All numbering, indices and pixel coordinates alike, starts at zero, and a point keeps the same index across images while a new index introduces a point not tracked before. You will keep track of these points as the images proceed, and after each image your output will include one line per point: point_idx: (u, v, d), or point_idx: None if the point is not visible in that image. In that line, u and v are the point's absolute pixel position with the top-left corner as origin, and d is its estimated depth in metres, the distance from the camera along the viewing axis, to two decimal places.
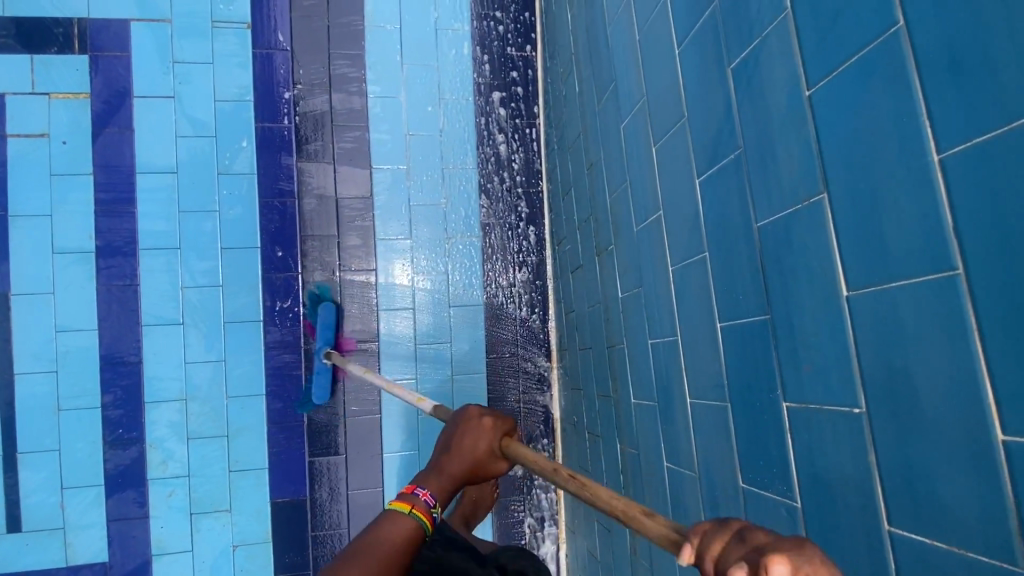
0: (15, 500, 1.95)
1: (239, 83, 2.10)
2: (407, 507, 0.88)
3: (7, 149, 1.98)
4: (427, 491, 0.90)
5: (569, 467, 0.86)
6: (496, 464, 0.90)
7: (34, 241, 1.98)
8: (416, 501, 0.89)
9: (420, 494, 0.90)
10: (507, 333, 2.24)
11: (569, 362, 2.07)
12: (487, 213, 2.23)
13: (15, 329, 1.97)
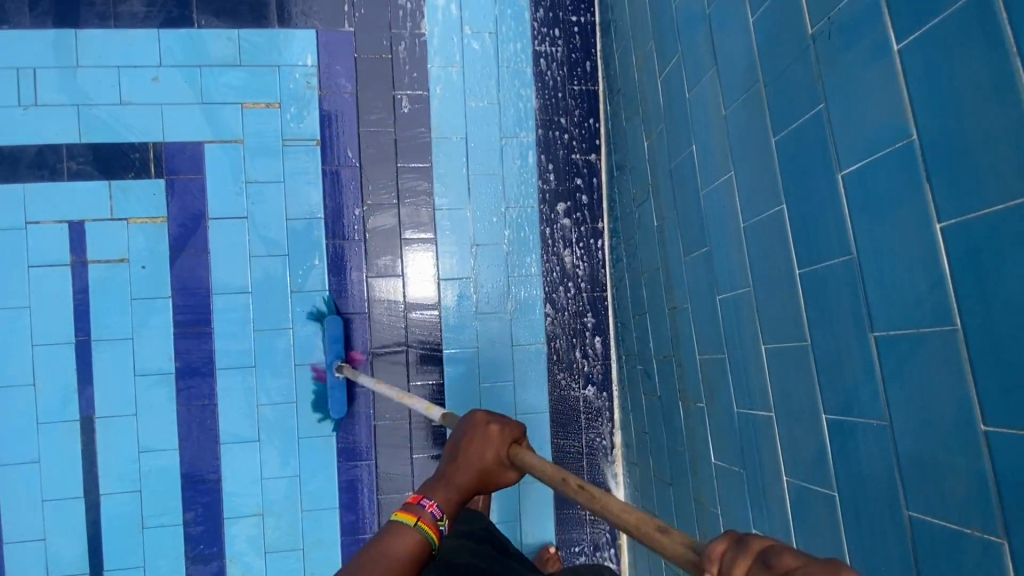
0: None
1: (308, 201, 2.12)
2: (413, 521, 0.86)
3: (88, 276, 2.01)
4: (433, 504, 0.88)
5: (509, 426, 0.94)
6: (470, 451, 0.91)
7: (116, 365, 2.03)
8: (421, 513, 0.87)
9: (426, 504, 0.88)
10: (574, 442, 2.24)
11: (641, 481, 2.06)
12: (552, 322, 2.23)
13: (100, 451, 2.03)
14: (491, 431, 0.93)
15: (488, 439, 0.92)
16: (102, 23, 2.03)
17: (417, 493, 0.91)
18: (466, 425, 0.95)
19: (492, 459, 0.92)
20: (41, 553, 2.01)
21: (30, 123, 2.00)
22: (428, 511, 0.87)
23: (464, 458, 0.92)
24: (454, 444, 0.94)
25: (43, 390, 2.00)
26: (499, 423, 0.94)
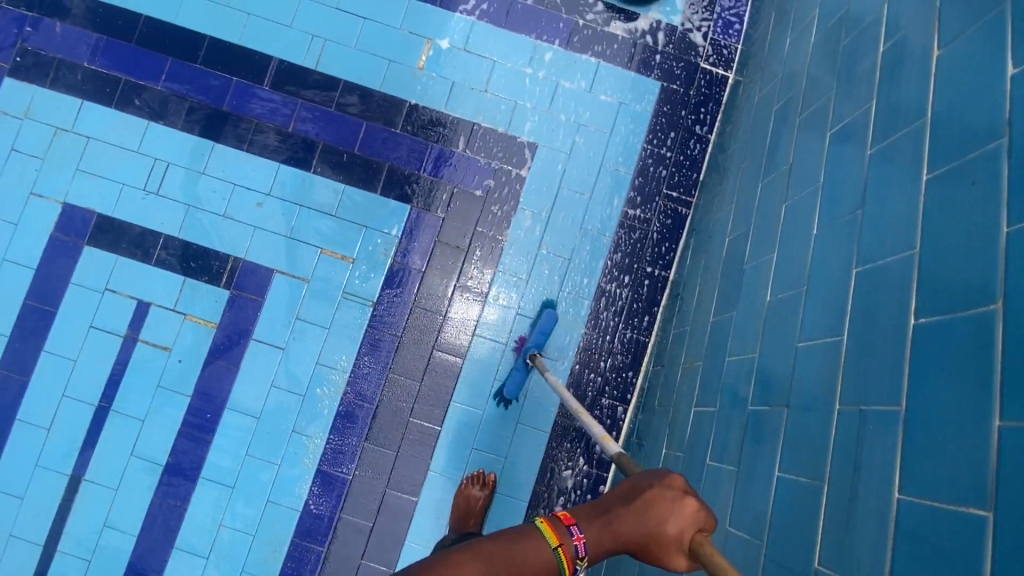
0: None
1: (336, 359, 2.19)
2: (554, 543, 0.93)
3: (132, 352, 2.20)
4: (581, 539, 0.93)
5: (704, 513, 0.91)
6: (653, 512, 0.92)
7: (120, 439, 2.19)
8: (566, 540, 0.93)
9: (573, 532, 0.94)
10: None
11: None
12: None
13: (73, 510, 2.16)
14: (685, 502, 0.92)
15: (673, 497, 0.93)
16: (237, 144, 2.29)
17: (570, 516, 0.97)
18: (661, 481, 0.95)
19: (673, 530, 0.90)
20: None
21: (145, 207, 2.26)
22: (573, 544, 0.93)
23: (644, 519, 0.92)
24: (637, 483, 0.97)
25: (53, 437, 2.19)
26: (696, 499, 0.93)
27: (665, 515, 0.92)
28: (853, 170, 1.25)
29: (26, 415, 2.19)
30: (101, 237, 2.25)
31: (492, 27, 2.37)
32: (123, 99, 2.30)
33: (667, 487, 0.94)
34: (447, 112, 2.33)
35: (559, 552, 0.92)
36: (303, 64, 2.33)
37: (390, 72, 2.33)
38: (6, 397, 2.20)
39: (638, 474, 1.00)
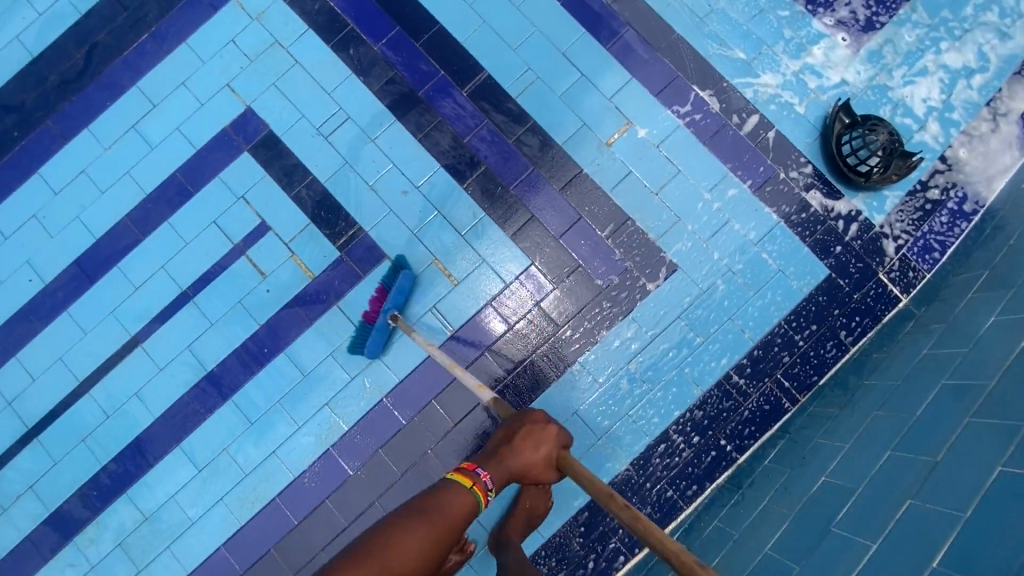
0: (4, 462, 2.32)
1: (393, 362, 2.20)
2: (469, 482, 1.53)
3: (234, 262, 2.34)
4: (485, 475, 1.56)
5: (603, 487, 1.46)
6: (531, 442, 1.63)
7: (186, 329, 2.33)
8: (475, 479, 1.54)
9: (478, 473, 1.56)
10: None
11: None
12: None
13: (119, 367, 2.33)
14: (547, 429, 1.65)
15: (547, 439, 1.63)
16: (414, 130, 2.38)
17: (474, 467, 1.59)
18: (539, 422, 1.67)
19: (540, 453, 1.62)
20: (25, 385, 2.36)
21: (311, 146, 2.39)
22: (480, 479, 1.55)
23: (524, 444, 1.63)
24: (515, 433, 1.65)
25: (136, 296, 2.36)
26: (564, 440, 1.65)
27: (534, 450, 1.62)
28: (1003, 541, 1.12)
29: (125, 266, 2.37)
30: (262, 151, 2.40)
31: (692, 137, 2.31)
32: (341, 43, 2.43)
33: (544, 432, 1.65)
34: (611, 195, 2.30)
35: (474, 488, 1.53)
36: (506, 88, 2.38)
37: (578, 134, 2.34)
38: (120, 243, 2.40)
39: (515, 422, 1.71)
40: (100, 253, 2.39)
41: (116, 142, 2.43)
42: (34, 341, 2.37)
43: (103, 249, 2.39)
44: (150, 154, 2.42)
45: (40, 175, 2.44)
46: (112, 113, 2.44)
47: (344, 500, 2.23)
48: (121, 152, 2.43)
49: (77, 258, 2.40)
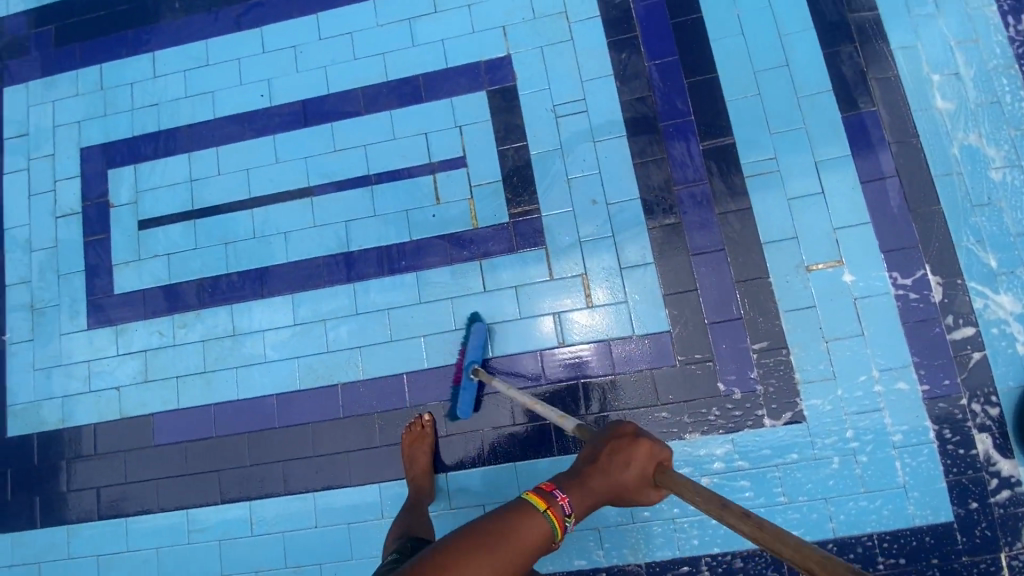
0: (161, 222, 2.63)
1: (470, 348, 2.27)
2: (544, 506, 1.14)
3: (422, 176, 2.50)
4: (564, 499, 1.16)
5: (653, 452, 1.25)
6: (616, 467, 1.23)
7: (353, 206, 2.52)
8: (552, 503, 1.14)
9: (556, 497, 1.15)
10: None
11: None
12: None
13: (286, 203, 2.56)
14: (639, 447, 1.24)
15: (641, 455, 1.23)
16: (635, 153, 2.38)
17: (550, 487, 1.18)
18: (613, 432, 1.27)
19: (636, 472, 1.22)
20: (209, 172, 2.64)
21: (540, 116, 2.47)
22: (560, 503, 1.14)
23: (612, 466, 1.23)
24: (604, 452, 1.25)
25: (331, 156, 2.57)
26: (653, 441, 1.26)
27: (624, 469, 1.22)
28: None
29: (337, 128, 2.59)
30: (498, 98, 2.52)
31: (894, 313, 2.15)
32: (619, 44, 2.47)
33: (632, 448, 1.24)
34: (781, 317, 2.19)
35: (549, 514, 1.13)
36: (741, 164, 2.32)
37: (784, 244, 2.25)
38: (343, 105, 2.61)
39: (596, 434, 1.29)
40: (324, 105, 2.62)
41: (388, 24, 2.62)
42: (236, 144, 2.64)
43: (328, 103, 2.62)
44: (409, 48, 2.60)
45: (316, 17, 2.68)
46: None
47: (392, 422, 2.38)
48: (386, 33, 2.62)
49: (306, 99, 2.64)
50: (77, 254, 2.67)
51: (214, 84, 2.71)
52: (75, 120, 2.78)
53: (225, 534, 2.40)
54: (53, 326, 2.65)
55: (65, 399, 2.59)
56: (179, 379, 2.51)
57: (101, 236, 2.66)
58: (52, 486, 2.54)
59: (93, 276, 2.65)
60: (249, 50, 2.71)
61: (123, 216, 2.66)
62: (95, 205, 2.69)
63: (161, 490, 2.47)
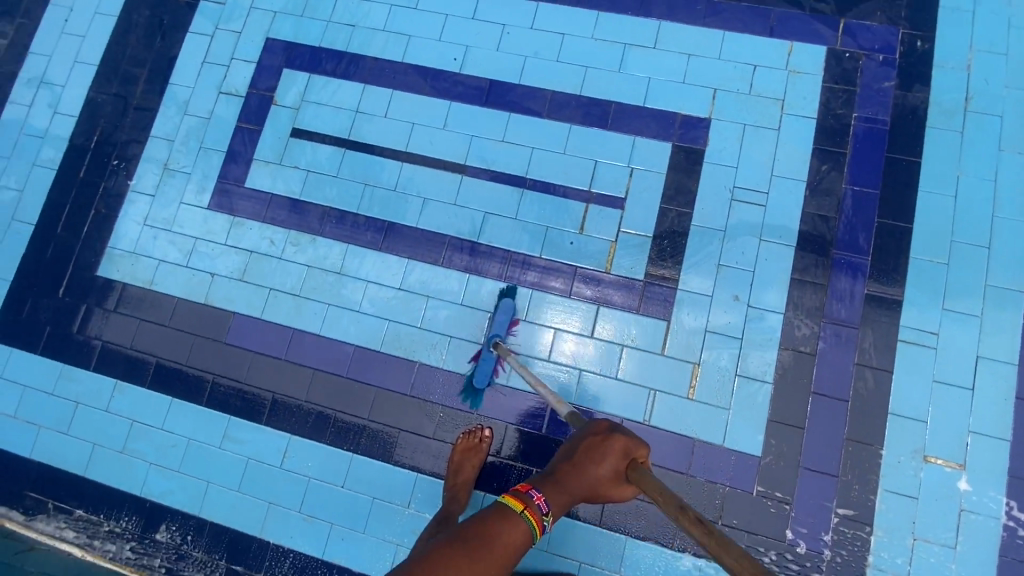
0: (314, 138, 2.64)
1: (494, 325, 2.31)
2: (522, 504, 1.30)
3: (575, 200, 2.45)
4: (541, 499, 1.33)
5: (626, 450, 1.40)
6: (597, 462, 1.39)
7: (499, 201, 2.49)
8: (528, 502, 1.31)
9: (534, 495, 1.33)
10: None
11: None
12: None
13: (436, 171, 2.55)
14: (607, 444, 1.41)
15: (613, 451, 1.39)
16: (796, 268, 2.29)
17: (527, 486, 1.35)
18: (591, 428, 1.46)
19: (606, 471, 1.39)
20: (377, 110, 2.63)
21: (717, 191, 2.38)
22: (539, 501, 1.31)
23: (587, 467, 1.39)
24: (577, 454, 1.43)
25: (496, 144, 2.54)
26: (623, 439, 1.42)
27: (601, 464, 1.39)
28: None
29: (513, 119, 2.55)
30: (681, 156, 2.43)
31: (997, 541, 2.03)
32: (824, 155, 2.36)
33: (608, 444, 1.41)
34: (878, 494, 2.09)
35: (525, 513, 1.29)
36: (900, 324, 2.20)
37: (911, 423, 2.13)
38: (528, 99, 2.56)
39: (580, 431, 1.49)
40: (509, 93, 2.57)
41: (603, 40, 2.57)
42: (412, 93, 2.63)
43: (514, 92, 2.57)
44: (613, 72, 2.54)
45: (536, 5, 2.64)
46: (623, 20, 2.57)
47: (451, 422, 2.36)
48: (597, 49, 2.56)
49: (495, 79, 2.60)
50: (224, 135, 2.69)
51: (414, 28, 2.69)
52: (271, 9, 2.79)
53: (256, 453, 2.41)
54: (176, 191, 2.68)
55: (159, 262, 2.63)
56: (272, 292, 2.52)
57: (254, 126, 2.68)
58: (117, 338, 2.59)
59: (231, 160, 2.67)
60: (459, 10, 2.68)
61: (281, 117, 2.67)
62: (259, 95, 2.71)
63: (213, 386, 2.49)
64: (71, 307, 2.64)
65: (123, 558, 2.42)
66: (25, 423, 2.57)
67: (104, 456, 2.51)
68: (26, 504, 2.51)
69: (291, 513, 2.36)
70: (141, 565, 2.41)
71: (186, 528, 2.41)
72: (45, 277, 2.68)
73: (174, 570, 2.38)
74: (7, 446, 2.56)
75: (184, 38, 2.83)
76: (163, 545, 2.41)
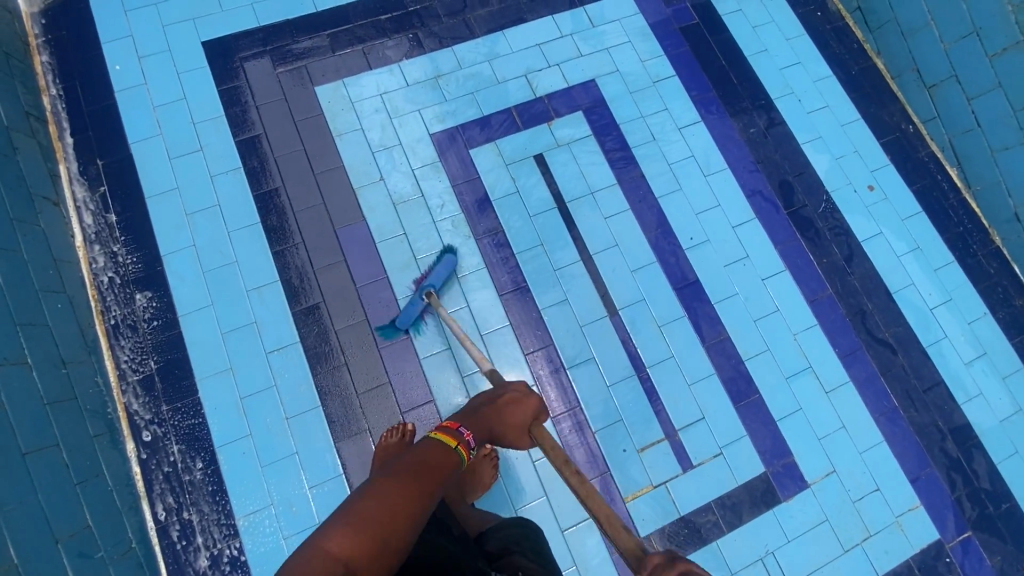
0: (545, 175, 2.73)
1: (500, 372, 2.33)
2: (451, 440, 1.37)
3: (662, 426, 2.41)
4: (464, 435, 1.43)
5: (533, 403, 1.62)
6: (498, 411, 1.59)
7: (613, 361, 2.47)
8: (456, 438, 1.40)
9: (460, 434, 1.42)
10: (174, 425, 2.27)
11: (88, 419, 2.07)
12: (232, 547, 2.19)
13: (596, 291, 2.57)
14: (529, 399, 1.61)
15: (530, 405, 1.60)
16: None
17: (449, 425, 1.44)
18: (507, 388, 1.65)
19: (520, 423, 1.59)
20: (605, 206, 2.71)
21: (757, 540, 2.33)
22: (461, 435, 1.42)
23: (496, 417, 1.58)
24: (495, 398, 1.61)
25: (655, 323, 2.54)
26: (529, 395, 1.62)
27: (512, 413, 1.60)
28: None
29: (684, 322, 2.56)
30: (762, 485, 2.40)
31: None
32: None
33: (526, 398, 1.61)
34: None
35: (453, 445, 1.37)
36: None
37: None
38: (708, 321, 2.57)
39: (498, 388, 1.66)
40: (699, 302, 2.59)
41: (798, 345, 2.59)
42: (638, 224, 2.69)
43: (703, 304, 2.59)
44: (780, 374, 2.54)
45: (783, 268, 2.68)
46: (826, 349, 2.59)
47: None
48: (788, 346, 2.58)
49: (701, 281, 2.63)
50: (495, 104, 2.81)
51: (688, 186, 2.78)
52: (617, 65, 2.94)
53: (262, 324, 2.40)
54: (423, 99, 2.77)
55: (358, 126, 2.69)
56: (401, 236, 2.57)
57: (518, 121, 2.80)
58: (275, 139, 2.64)
59: (478, 123, 2.78)
60: (730, 210, 2.75)
61: (541, 136, 2.79)
62: (545, 106, 2.84)
63: (292, 246, 2.50)
64: (273, 84, 2.72)
65: (98, 278, 2.40)
66: (154, 119, 2.61)
67: (171, 199, 2.52)
68: (87, 168, 2.53)
69: (233, 391, 2.32)
70: (101, 299, 2.38)
71: (159, 312, 2.38)
72: (282, 48, 2.77)
73: (117, 329, 2.35)
74: (125, 118, 2.61)
75: (545, 16, 2.97)
76: (132, 305, 2.38)
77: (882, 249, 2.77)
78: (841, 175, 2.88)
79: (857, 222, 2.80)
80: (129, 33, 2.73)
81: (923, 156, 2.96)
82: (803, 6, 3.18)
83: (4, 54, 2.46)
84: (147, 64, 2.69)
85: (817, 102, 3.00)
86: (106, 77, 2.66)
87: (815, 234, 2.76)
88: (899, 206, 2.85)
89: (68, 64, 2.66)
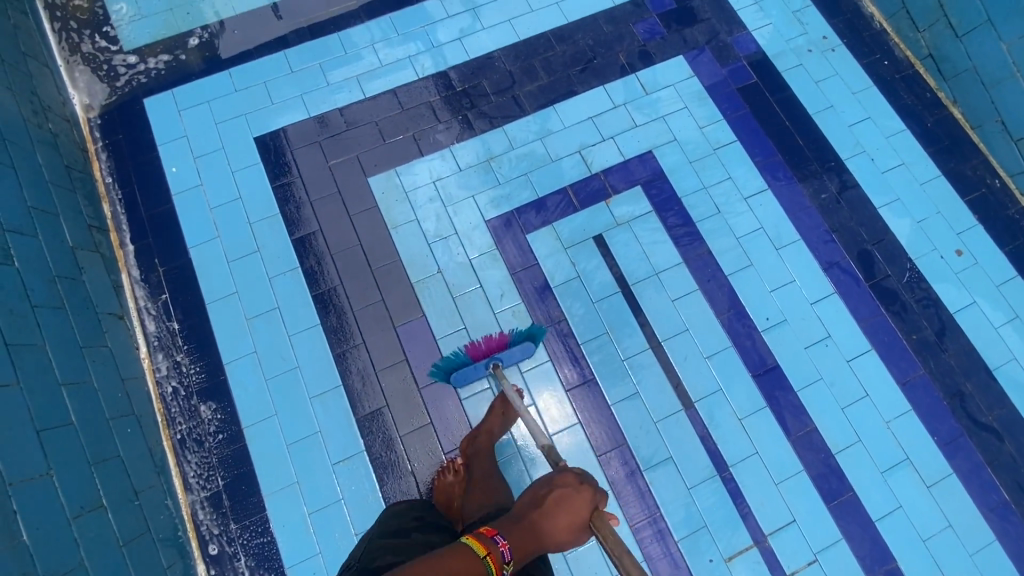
0: (606, 258, 2.62)
1: (508, 351, 2.36)
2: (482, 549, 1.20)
3: (749, 531, 2.26)
4: (501, 546, 1.22)
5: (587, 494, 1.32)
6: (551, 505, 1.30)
7: (692, 460, 2.33)
8: (489, 547, 1.21)
9: (494, 542, 1.22)
10: (244, 545, 2.22)
11: (161, 550, 2.04)
12: None
13: (669, 382, 2.43)
14: (583, 494, 1.32)
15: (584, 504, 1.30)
16: None
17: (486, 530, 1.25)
18: (561, 477, 1.34)
19: (575, 523, 1.29)
20: (673, 287, 2.57)
21: None
22: (497, 548, 1.21)
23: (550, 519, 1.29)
24: (548, 484, 1.33)
25: (734, 415, 2.39)
26: (583, 483, 1.34)
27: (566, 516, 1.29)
28: None
29: (766, 413, 2.40)
30: None
31: None
32: None
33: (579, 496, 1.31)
34: None
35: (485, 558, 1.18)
36: None
37: None
38: (791, 411, 2.41)
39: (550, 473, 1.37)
40: (781, 391, 2.43)
41: (891, 433, 2.40)
42: (709, 306, 2.54)
43: (785, 393, 2.43)
44: (874, 467, 2.36)
45: (869, 348, 2.50)
46: (922, 437, 2.40)
47: None
48: (881, 436, 2.39)
49: (781, 366, 2.47)
50: (550, 184, 2.73)
51: (760, 261, 2.62)
52: (674, 135, 2.82)
53: (327, 433, 2.34)
54: (477, 184, 2.71)
55: (412, 217, 2.65)
56: (461, 330, 2.49)
57: (574, 201, 2.70)
58: (331, 236, 2.60)
59: (533, 206, 2.69)
60: (807, 286, 2.58)
61: (600, 215, 2.68)
62: (601, 183, 2.73)
63: (353, 347, 2.45)
64: (326, 177, 2.69)
65: (163, 391, 2.39)
66: (211, 221, 2.61)
67: (231, 304, 2.49)
68: (148, 275, 2.53)
69: (301, 506, 2.26)
70: (167, 412, 2.36)
71: (224, 424, 2.35)
72: (333, 139, 2.75)
73: (184, 444, 2.33)
74: (183, 222, 2.61)
75: (596, 87, 2.88)
76: (196, 418, 2.35)
77: (977, 321, 2.56)
78: (925, 239, 2.68)
79: (947, 292, 2.60)
80: (184, 134, 2.74)
81: (1014, 213, 2.74)
82: (868, 55, 3.01)
83: (67, 171, 2.47)
84: (202, 164, 2.69)
85: (892, 160, 2.81)
86: (163, 181, 2.66)
87: (902, 308, 2.56)
88: (992, 271, 2.64)
89: (126, 168, 2.68)
